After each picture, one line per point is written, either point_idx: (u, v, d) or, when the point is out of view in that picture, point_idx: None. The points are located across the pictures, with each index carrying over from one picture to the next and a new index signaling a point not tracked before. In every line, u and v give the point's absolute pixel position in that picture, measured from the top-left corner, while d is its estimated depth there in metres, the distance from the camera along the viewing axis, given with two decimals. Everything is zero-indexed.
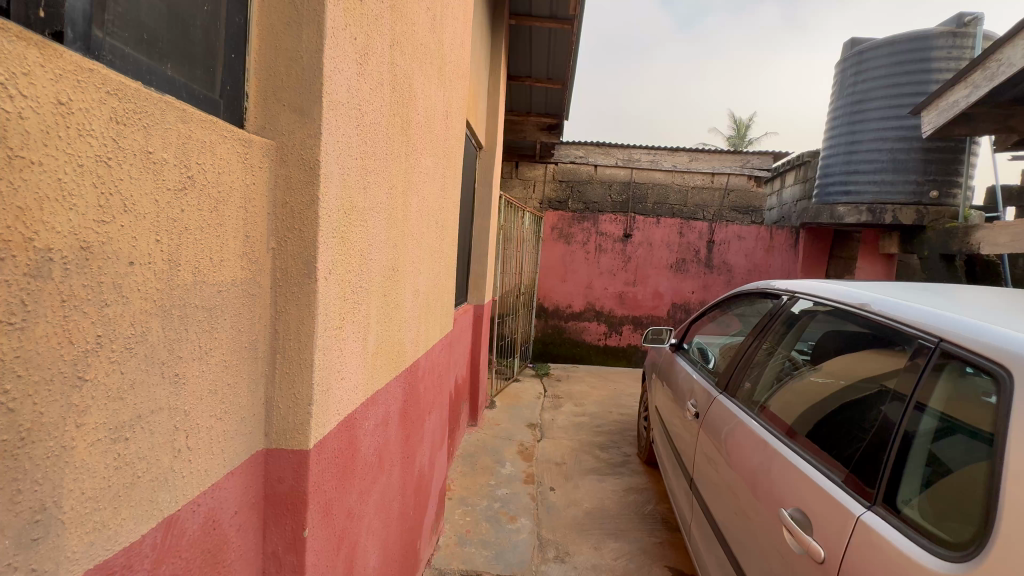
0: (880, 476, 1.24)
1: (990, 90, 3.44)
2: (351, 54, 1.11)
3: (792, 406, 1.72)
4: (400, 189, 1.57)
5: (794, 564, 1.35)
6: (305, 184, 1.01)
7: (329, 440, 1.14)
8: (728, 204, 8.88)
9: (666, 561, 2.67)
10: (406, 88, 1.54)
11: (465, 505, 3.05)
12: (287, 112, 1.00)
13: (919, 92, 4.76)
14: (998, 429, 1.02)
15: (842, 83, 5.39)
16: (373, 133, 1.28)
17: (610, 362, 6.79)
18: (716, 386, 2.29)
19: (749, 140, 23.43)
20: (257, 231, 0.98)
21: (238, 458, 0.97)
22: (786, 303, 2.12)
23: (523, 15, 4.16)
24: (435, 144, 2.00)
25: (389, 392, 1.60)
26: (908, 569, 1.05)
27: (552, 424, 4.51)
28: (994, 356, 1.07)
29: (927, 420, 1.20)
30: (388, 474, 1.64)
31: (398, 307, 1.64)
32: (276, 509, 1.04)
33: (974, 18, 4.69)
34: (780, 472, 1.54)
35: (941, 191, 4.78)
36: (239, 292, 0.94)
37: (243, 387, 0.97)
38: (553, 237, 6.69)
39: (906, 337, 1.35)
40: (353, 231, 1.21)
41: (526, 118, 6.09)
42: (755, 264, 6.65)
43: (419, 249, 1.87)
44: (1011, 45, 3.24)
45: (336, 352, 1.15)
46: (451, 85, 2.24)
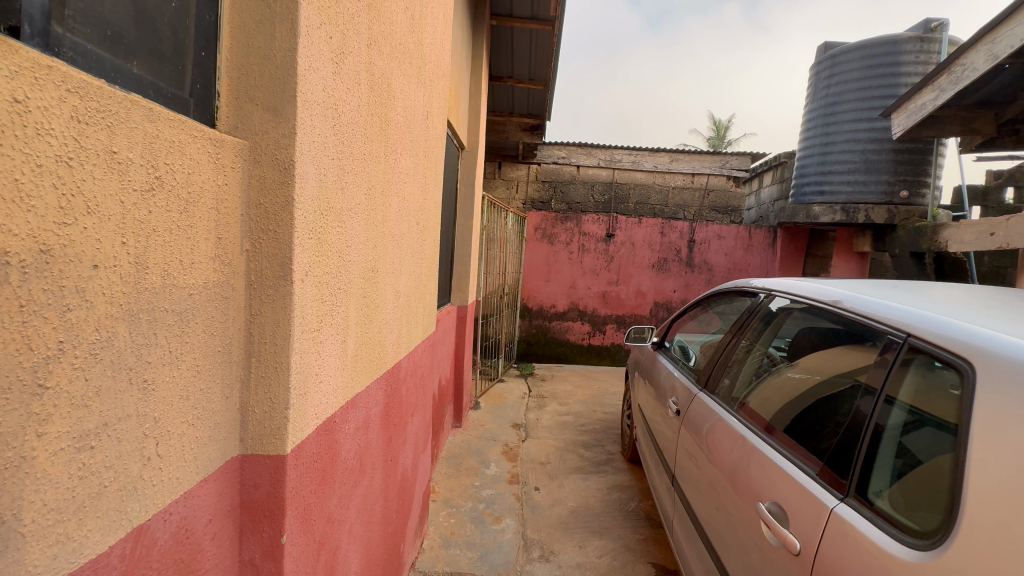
0: (852, 469, 1.28)
1: (955, 93, 3.56)
2: (328, 53, 1.10)
3: (770, 402, 1.76)
4: (379, 190, 1.56)
5: (772, 557, 1.38)
6: (280, 184, 0.99)
7: (307, 444, 1.13)
8: (707, 204, 9.02)
9: (649, 558, 2.69)
10: (384, 87, 1.53)
11: (450, 507, 3.04)
12: (259, 110, 0.98)
13: (889, 94, 4.92)
14: (962, 422, 1.05)
15: (817, 85, 5.53)
16: (351, 133, 1.27)
17: (593, 361, 6.85)
18: (697, 383, 2.33)
19: (729, 140, 23.82)
20: (231, 233, 0.96)
21: (214, 465, 0.95)
22: (763, 300, 2.17)
23: (504, 15, 4.17)
24: (415, 144, 1.99)
25: (370, 395, 1.58)
26: (878, 559, 1.07)
27: (537, 424, 4.52)
28: (960, 351, 1.11)
29: (896, 413, 1.24)
30: (369, 477, 1.63)
31: (378, 308, 1.62)
32: (253, 515, 1.02)
33: (940, 24, 4.86)
34: (758, 468, 1.57)
35: (911, 191, 4.92)
36: (212, 295, 0.91)
37: (217, 392, 0.95)
38: (536, 237, 6.71)
39: (877, 333, 1.39)
40: (331, 232, 1.19)
41: (509, 118, 6.12)
42: (734, 263, 6.78)
43: (400, 250, 1.86)
44: (974, 50, 3.38)
45: (313, 355, 1.13)
46: (431, 84, 2.23)
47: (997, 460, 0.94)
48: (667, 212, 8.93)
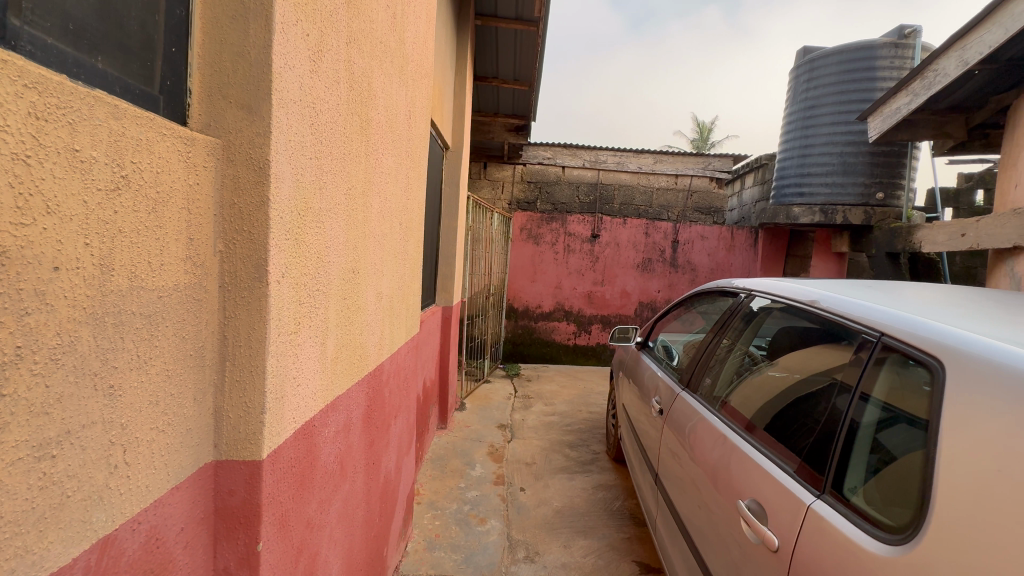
0: (828, 465, 1.30)
1: (927, 98, 3.66)
2: (305, 51, 1.08)
3: (751, 400, 1.78)
4: (360, 190, 1.55)
5: (751, 554, 1.40)
6: (254, 184, 0.97)
7: (285, 449, 1.11)
8: (691, 204, 9.12)
9: (634, 556, 2.71)
10: (365, 85, 1.51)
11: (435, 510, 3.02)
12: (232, 108, 0.96)
13: (866, 98, 5.04)
14: (931, 418, 1.08)
15: (796, 89, 5.64)
16: (330, 132, 1.26)
17: (579, 361, 6.89)
18: (680, 382, 2.35)
19: (713, 142, 24.20)
20: (203, 234, 0.93)
21: (186, 471, 0.93)
22: (744, 300, 2.20)
23: (489, 15, 4.16)
24: (397, 144, 1.97)
25: (351, 397, 1.56)
26: (853, 554, 1.09)
27: (522, 424, 4.52)
28: (930, 350, 1.14)
29: (871, 410, 1.26)
30: (351, 480, 1.61)
31: (359, 309, 1.60)
32: (227, 522, 0.99)
33: (914, 31, 4.99)
34: (739, 466, 1.59)
35: (886, 193, 5.05)
36: (183, 297, 0.89)
37: (189, 396, 0.92)
38: (522, 238, 6.72)
39: (852, 332, 1.43)
40: (309, 233, 1.17)
41: (494, 118, 6.11)
42: (717, 263, 6.87)
43: (382, 250, 1.84)
44: (946, 56, 3.47)
45: (291, 358, 1.11)
46: (413, 83, 2.21)
47: (965, 455, 0.96)
48: (651, 213, 9.02)
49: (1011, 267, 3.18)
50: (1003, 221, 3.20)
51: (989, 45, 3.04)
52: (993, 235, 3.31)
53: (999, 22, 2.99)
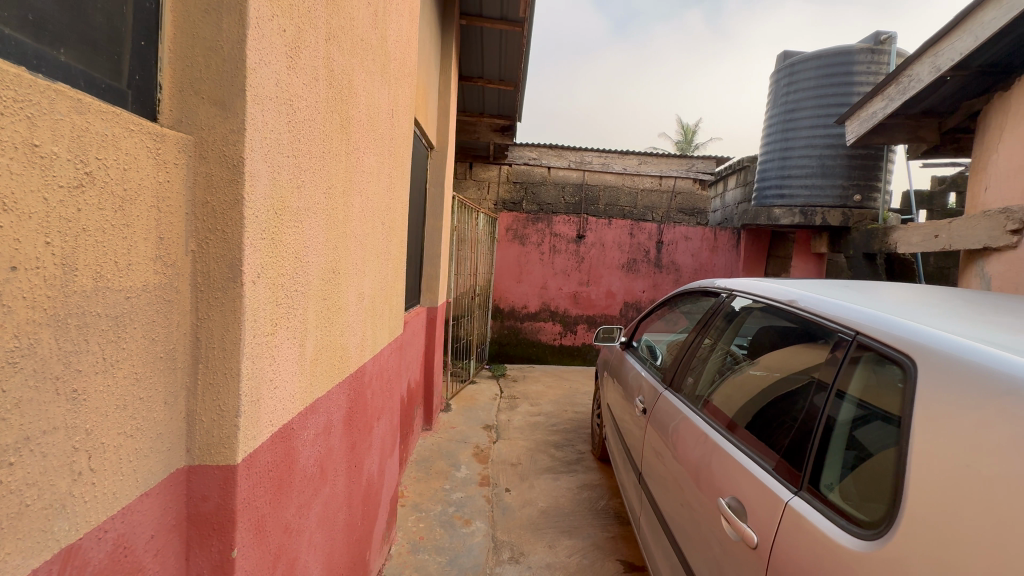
0: (806, 462, 1.32)
1: (903, 102, 3.75)
2: (281, 47, 1.06)
3: (732, 399, 1.80)
4: (341, 189, 1.53)
5: (731, 550, 1.42)
6: (228, 182, 0.95)
7: (261, 453, 1.09)
8: (675, 205, 9.22)
9: (618, 555, 2.73)
10: (345, 83, 1.49)
11: (419, 512, 2.99)
12: (205, 104, 0.93)
13: (843, 102, 5.15)
14: (904, 414, 1.10)
15: (777, 92, 5.74)
16: (308, 130, 1.23)
17: (565, 361, 6.91)
18: (663, 382, 2.37)
19: (697, 144, 24.53)
20: (173, 234, 0.91)
21: (157, 477, 0.90)
22: (725, 300, 2.23)
23: (474, 15, 4.15)
24: (379, 143, 1.95)
25: (331, 400, 1.53)
26: (829, 550, 1.11)
27: (508, 425, 4.52)
28: (903, 348, 1.16)
29: (847, 408, 1.29)
30: (332, 484, 1.59)
31: (340, 310, 1.58)
32: (200, 529, 0.97)
33: (889, 37, 5.12)
34: (720, 464, 1.60)
35: (863, 195, 5.17)
36: (153, 297, 0.86)
37: (159, 400, 0.90)
38: (508, 238, 6.72)
39: (829, 331, 1.45)
40: (286, 232, 1.15)
41: (479, 118, 6.10)
42: (700, 264, 6.96)
43: (363, 251, 1.82)
44: (920, 62, 3.57)
45: (267, 360, 1.09)
46: (396, 82, 2.19)
47: (936, 451, 0.99)
48: (636, 214, 9.10)
49: (981, 267, 3.28)
50: (974, 223, 3.30)
51: (960, 52, 3.14)
52: (964, 236, 3.41)
53: (969, 30, 3.09)
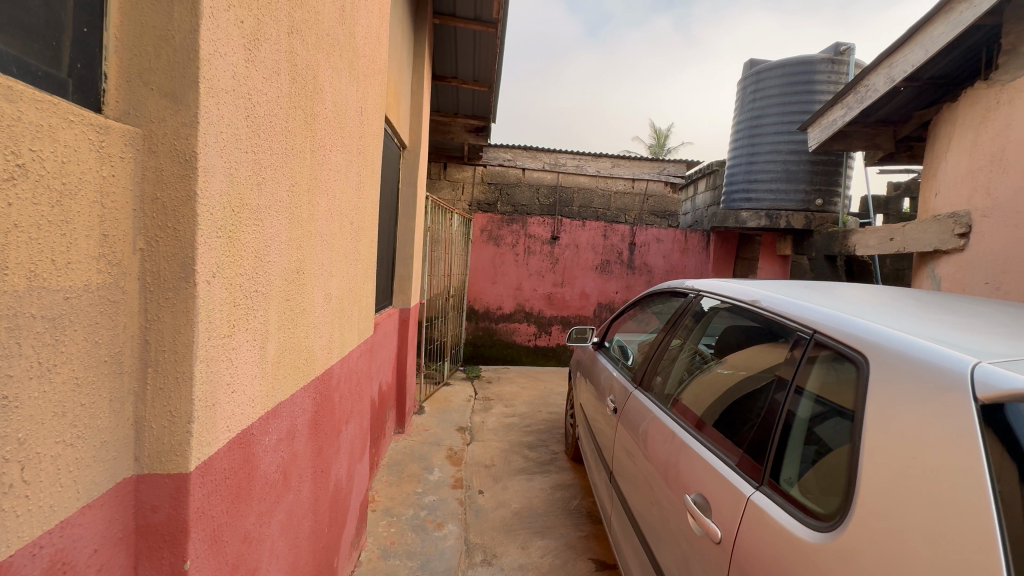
0: (766, 457, 1.36)
1: (860, 111, 3.91)
2: (238, 39, 1.03)
3: (700, 397, 1.83)
4: (305, 187, 1.49)
5: (696, 546, 1.45)
6: (180, 178, 0.91)
7: (217, 460, 1.05)
8: (647, 208, 9.38)
9: (591, 554, 2.74)
10: (309, 79, 1.45)
11: (391, 516, 2.94)
12: (155, 96, 0.90)
13: (806, 109, 5.35)
14: (857, 409, 1.15)
15: (744, 99, 5.92)
16: (269, 126, 1.20)
17: (539, 362, 6.94)
18: (634, 381, 2.40)
19: (669, 148, 25.04)
20: (119, 231, 0.87)
21: (102, 488, 0.86)
22: (694, 300, 2.28)
23: (447, 15, 4.12)
24: (347, 140, 1.91)
25: (295, 404, 1.49)
26: (787, 543, 1.14)
27: (482, 427, 4.50)
28: (857, 346, 1.21)
29: (805, 403, 1.33)
30: (296, 490, 1.54)
31: (304, 312, 1.54)
32: (150, 541, 0.92)
33: (848, 48, 5.35)
34: (687, 462, 1.63)
35: (825, 199, 5.37)
36: (96, 298, 0.82)
37: (104, 407, 0.85)
38: (482, 239, 6.69)
39: (790, 331, 1.50)
40: (244, 230, 1.11)
41: (454, 119, 6.08)
42: (672, 265, 7.09)
43: (330, 251, 1.77)
44: (876, 73, 3.73)
45: (224, 363, 1.05)
46: (365, 79, 2.15)
47: (885, 444, 1.03)
48: (609, 216, 9.22)
49: (933, 269, 3.45)
50: (926, 226, 3.46)
51: (912, 64, 3.29)
52: (917, 239, 3.58)
53: (921, 43, 3.24)
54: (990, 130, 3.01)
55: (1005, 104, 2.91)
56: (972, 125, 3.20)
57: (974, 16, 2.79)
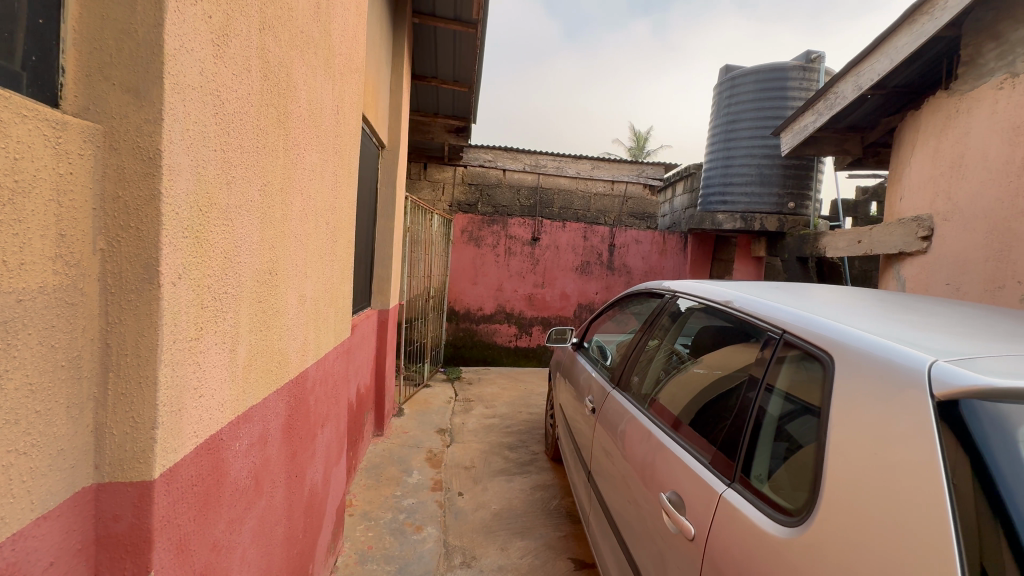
0: (738, 455, 1.39)
1: (830, 117, 4.03)
2: (206, 34, 1.00)
3: (676, 397, 1.86)
4: (278, 187, 1.46)
5: (671, 544, 1.47)
6: (143, 176, 0.88)
7: (183, 467, 1.02)
8: (626, 210, 9.49)
9: (570, 553, 2.76)
10: (282, 76, 1.43)
11: (368, 520, 2.91)
12: (117, 91, 0.87)
13: (779, 114, 5.49)
14: (823, 406, 1.18)
15: (719, 103, 6.05)
16: (239, 123, 1.17)
17: (520, 363, 6.95)
18: (612, 381, 2.43)
19: (648, 151, 25.40)
20: (77, 231, 0.84)
21: (59, 498, 0.82)
22: (670, 301, 2.31)
23: (427, 14, 4.09)
24: (322, 140, 1.88)
25: (268, 408, 1.46)
26: (757, 538, 1.17)
27: (462, 428, 4.48)
28: (823, 345, 1.25)
29: (775, 401, 1.36)
30: (268, 496, 1.51)
31: (277, 314, 1.51)
32: (110, 552, 0.88)
33: (819, 56, 5.52)
34: (663, 461, 1.66)
35: (797, 203, 5.52)
36: (51, 300, 0.79)
37: (61, 413, 0.82)
38: (462, 240, 6.67)
39: (761, 331, 1.53)
40: (213, 230, 1.08)
41: (433, 119, 6.05)
42: (650, 266, 7.19)
43: (304, 252, 1.74)
44: (844, 81, 3.85)
45: (190, 367, 1.02)
46: (342, 78, 2.12)
47: (849, 440, 1.06)
48: (589, 218, 9.30)
49: (898, 270, 3.58)
50: (891, 229, 3.59)
51: (878, 72, 3.41)
52: (883, 242, 3.70)
53: (886, 53, 3.36)
54: (951, 137, 3.14)
55: (964, 113, 3.04)
56: (934, 133, 3.33)
57: (936, 28, 2.91)
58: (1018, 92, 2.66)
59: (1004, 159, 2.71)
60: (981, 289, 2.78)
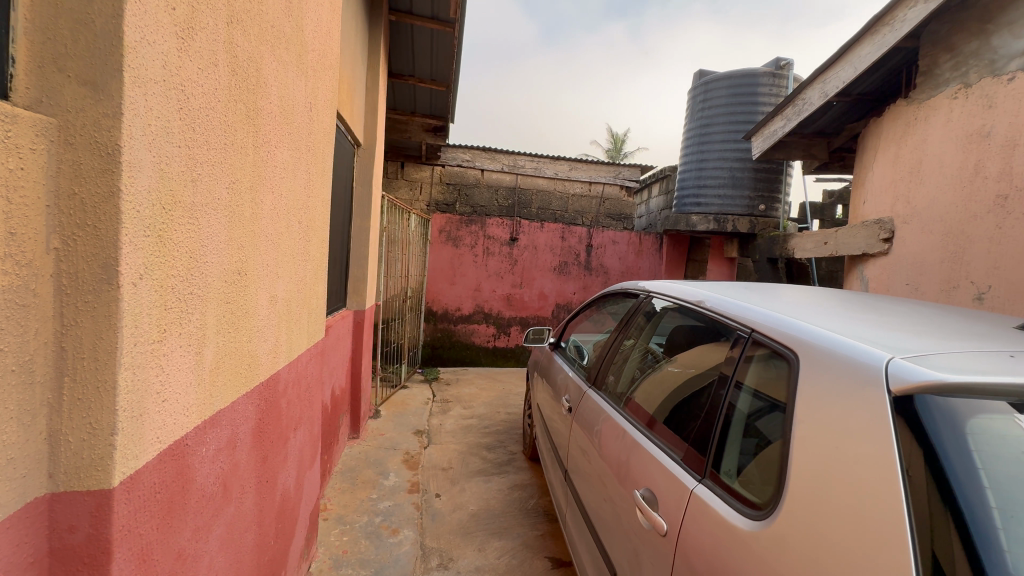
0: (708, 451, 1.42)
1: (798, 123, 4.16)
2: (169, 26, 0.97)
3: (651, 396, 1.88)
4: (248, 185, 1.42)
5: (645, 540, 1.49)
6: (102, 173, 0.85)
7: (145, 474, 0.98)
8: (604, 211, 9.58)
9: (547, 552, 2.77)
10: (251, 72, 1.39)
11: (343, 525, 2.86)
12: (73, 84, 0.84)
13: (750, 119, 5.65)
14: (788, 403, 1.22)
15: (693, 107, 6.18)
16: (205, 119, 1.14)
17: (498, 363, 6.95)
18: (588, 380, 2.45)
19: (625, 153, 25.72)
20: (30, 229, 0.80)
21: (9, 509, 0.79)
22: (644, 301, 2.35)
23: (403, 12, 4.05)
24: (295, 137, 1.85)
25: (237, 412, 1.42)
26: (725, 532, 1.20)
27: (440, 429, 4.45)
28: (789, 343, 1.29)
29: (744, 398, 1.40)
30: (237, 502, 1.47)
31: (247, 315, 1.47)
32: (66, 565, 0.85)
33: (787, 63, 5.69)
34: (637, 459, 1.68)
35: (767, 205, 5.69)
36: (1, 302, 0.75)
37: (11, 420, 0.78)
38: (440, 240, 6.63)
39: (731, 330, 1.57)
40: (177, 229, 1.04)
41: (411, 118, 5.99)
42: (627, 266, 7.29)
43: (276, 252, 1.70)
44: (811, 88, 3.97)
45: (153, 370, 0.98)
46: (315, 75, 2.08)
47: (812, 435, 1.10)
48: (567, 218, 9.37)
49: (861, 271, 3.72)
50: (855, 231, 3.73)
51: (843, 80, 3.53)
52: (848, 244, 3.84)
53: (850, 62, 3.49)
54: (910, 143, 3.28)
55: (922, 120, 3.18)
56: (894, 139, 3.48)
57: (896, 39, 3.04)
58: (971, 102, 2.80)
59: (958, 165, 2.85)
60: (937, 289, 2.92)
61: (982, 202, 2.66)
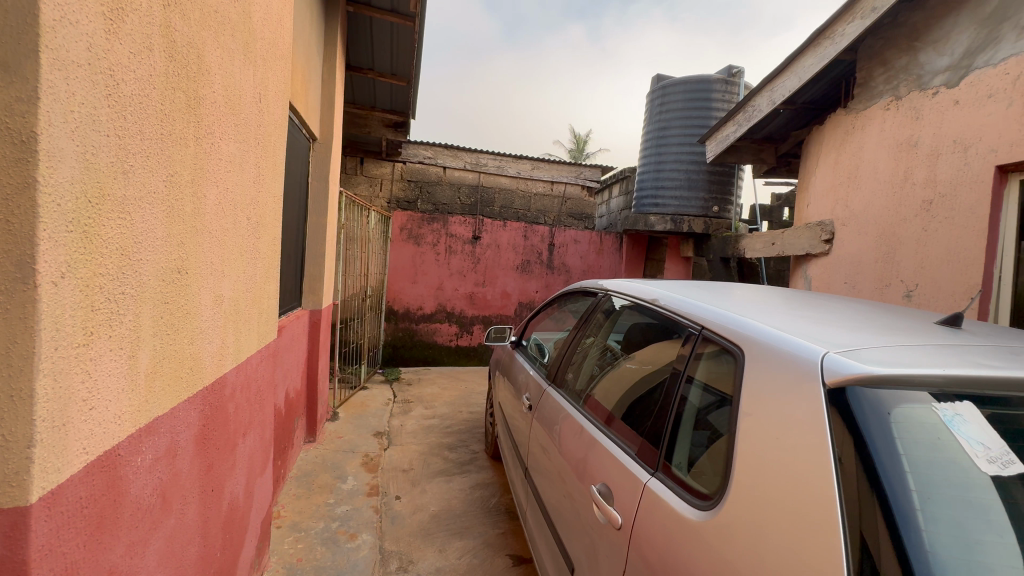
0: (661, 445, 1.46)
1: (748, 128, 4.34)
2: (96, 6, 0.90)
3: (608, 392, 1.92)
4: (189, 178, 1.35)
5: (601, 533, 1.52)
6: (15, 162, 0.78)
7: (70, 488, 0.91)
8: (566, 210, 9.68)
9: (508, 550, 2.78)
10: (191, 58, 1.31)
11: (298, 532, 2.77)
12: None
13: (704, 124, 5.86)
14: (734, 397, 1.27)
15: (651, 110, 6.35)
16: (139, 107, 1.07)
17: (461, 362, 6.91)
18: (548, 378, 2.48)
19: (587, 154, 26.10)
20: None
21: None
22: (603, 300, 2.40)
23: (362, 3, 3.94)
24: (241, 128, 1.76)
25: (177, 418, 1.34)
26: (676, 522, 1.24)
27: (401, 430, 4.37)
28: (736, 340, 1.34)
29: (694, 392, 1.45)
30: (178, 514, 1.39)
31: (189, 315, 1.39)
32: None
33: (739, 71, 5.94)
34: (595, 454, 1.71)
35: (720, 207, 5.94)
36: None
37: None
38: (401, 238, 6.51)
39: (684, 328, 1.62)
40: (107, 224, 0.97)
41: (370, 112, 5.85)
42: (588, 265, 7.40)
43: (221, 249, 1.62)
44: (760, 95, 4.15)
45: (78, 377, 0.91)
46: (264, 65, 1.99)
47: (755, 426, 1.15)
48: (529, 217, 9.42)
49: (805, 270, 3.93)
50: (800, 233, 3.93)
51: (789, 89, 3.71)
52: (793, 244, 4.05)
53: (795, 71, 3.68)
54: (848, 150, 3.50)
55: (859, 129, 3.40)
56: (834, 146, 3.69)
57: (836, 52, 3.22)
58: (901, 113, 3.01)
59: (890, 172, 3.06)
60: (872, 287, 3.13)
61: (910, 206, 2.87)
